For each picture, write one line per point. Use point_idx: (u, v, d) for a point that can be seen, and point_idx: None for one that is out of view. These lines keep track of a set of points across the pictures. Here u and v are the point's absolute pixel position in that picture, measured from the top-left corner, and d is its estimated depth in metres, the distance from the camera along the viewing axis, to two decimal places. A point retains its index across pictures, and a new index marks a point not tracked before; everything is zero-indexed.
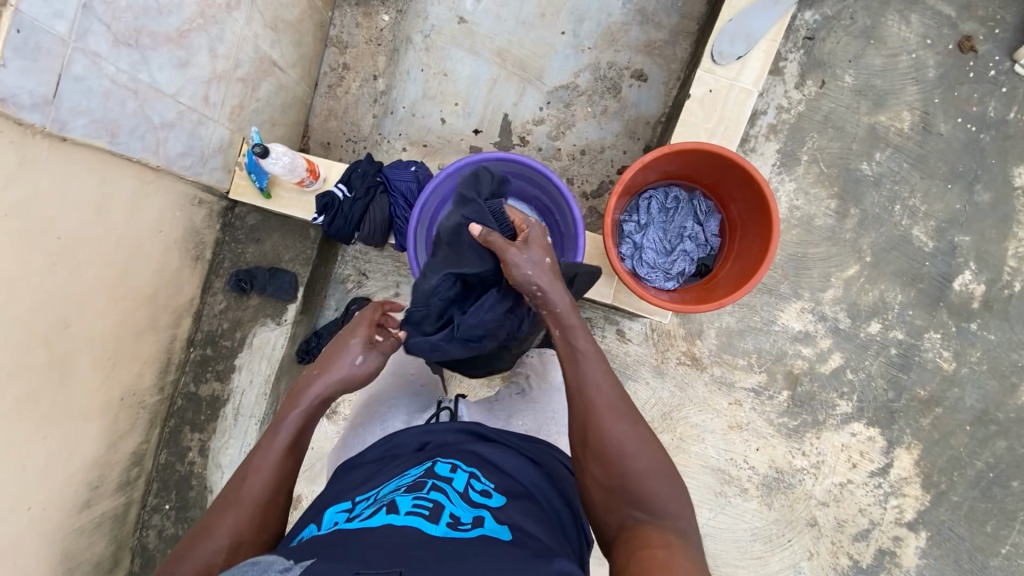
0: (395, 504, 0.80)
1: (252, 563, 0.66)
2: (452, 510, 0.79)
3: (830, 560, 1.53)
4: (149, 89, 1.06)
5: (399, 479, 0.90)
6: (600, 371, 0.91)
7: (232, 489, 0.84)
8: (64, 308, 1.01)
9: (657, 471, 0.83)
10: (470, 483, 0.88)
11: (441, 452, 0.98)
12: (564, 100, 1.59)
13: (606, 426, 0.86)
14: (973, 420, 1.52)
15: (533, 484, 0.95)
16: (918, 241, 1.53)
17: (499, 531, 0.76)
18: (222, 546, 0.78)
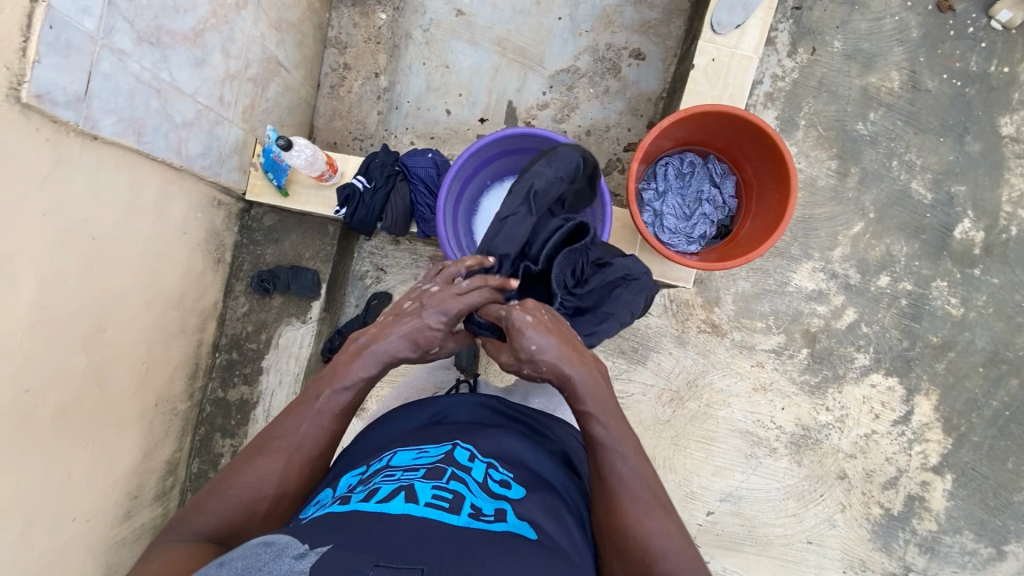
0: (413, 489, 0.74)
1: (263, 544, 0.60)
2: (473, 501, 0.74)
3: (861, 510, 1.57)
4: (170, 88, 1.06)
5: (418, 459, 0.84)
6: (627, 459, 0.86)
7: (285, 439, 0.85)
8: (100, 310, 1.00)
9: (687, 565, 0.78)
10: (489, 473, 0.83)
11: (458, 431, 0.94)
12: (566, 83, 1.63)
13: (640, 515, 0.81)
14: (985, 362, 1.58)
15: (550, 474, 0.90)
16: (917, 195, 1.59)
17: (525, 529, 0.71)
18: (267, 491, 0.81)
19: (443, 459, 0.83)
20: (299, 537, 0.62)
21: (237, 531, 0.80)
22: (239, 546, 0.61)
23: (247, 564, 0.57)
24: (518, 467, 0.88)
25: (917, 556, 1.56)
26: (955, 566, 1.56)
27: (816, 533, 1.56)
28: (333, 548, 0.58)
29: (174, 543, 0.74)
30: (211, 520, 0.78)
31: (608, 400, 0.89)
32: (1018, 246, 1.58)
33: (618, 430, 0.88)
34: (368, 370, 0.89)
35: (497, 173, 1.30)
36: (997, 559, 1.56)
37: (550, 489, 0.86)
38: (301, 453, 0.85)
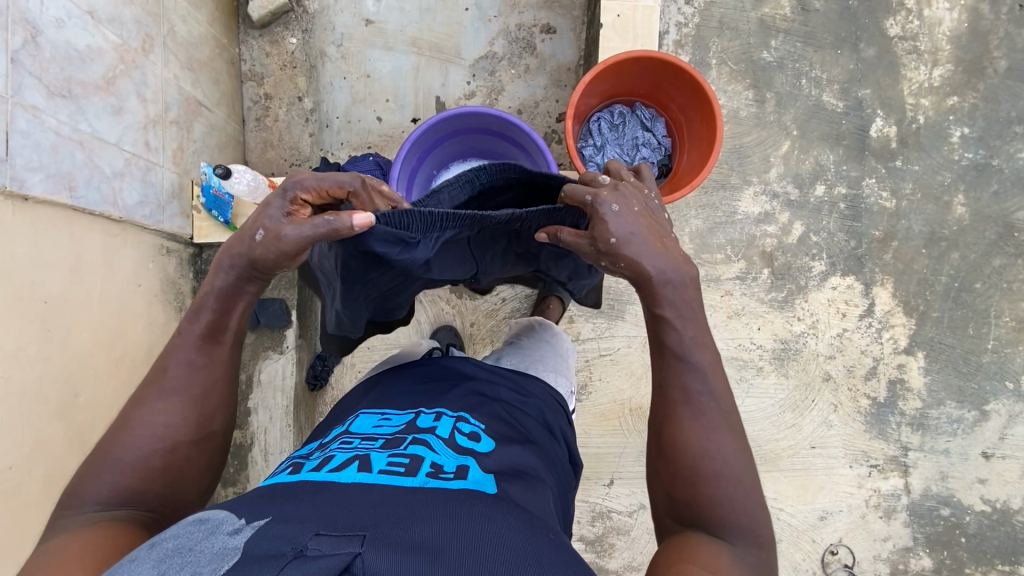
0: (368, 458, 0.74)
1: (197, 521, 0.62)
2: (433, 460, 0.76)
3: (852, 405, 1.66)
4: (93, 139, 1.04)
5: (379, 426, 0.86)
6: (698, 372, 0.82)
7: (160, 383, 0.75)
8: (69, 375, 0.97)
9: (735, 477, 0.77)
10: (457, 427, 0.86)
11: (431, 392, 0.97)
12: (487, 69, 1.67)
13: (687, 429, 0.80)
14: (926, 243, 1.69)
15: (519, 426, 0.95)
16: (830, 105, 1.71)
17: (485, 483, 0.74)
18: (155, 445, 0.73)
19: (407, 427, 0.85)
20: (235, 512, 0.63)
21: (144, 491, 0.72)
22: (174, 522, 0.63)
23: (179, 540, 0.58)
24: (487, 420, 0.91)
25: (911, 435, 1.66)
26: (947, 435, 1.67)
27: (817, 437, 1.65)
28: (271, 521, 0.60)
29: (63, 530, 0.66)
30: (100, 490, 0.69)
31: (691, 308, 0.83)
32: (928, 133, 1.71)
33: (695, 336, 0.83)
34: (223, 276, 0.77)
35: (439, 163, 1.33)
36: (982, 419, 1.67)
37: (522, 443, 0.89)
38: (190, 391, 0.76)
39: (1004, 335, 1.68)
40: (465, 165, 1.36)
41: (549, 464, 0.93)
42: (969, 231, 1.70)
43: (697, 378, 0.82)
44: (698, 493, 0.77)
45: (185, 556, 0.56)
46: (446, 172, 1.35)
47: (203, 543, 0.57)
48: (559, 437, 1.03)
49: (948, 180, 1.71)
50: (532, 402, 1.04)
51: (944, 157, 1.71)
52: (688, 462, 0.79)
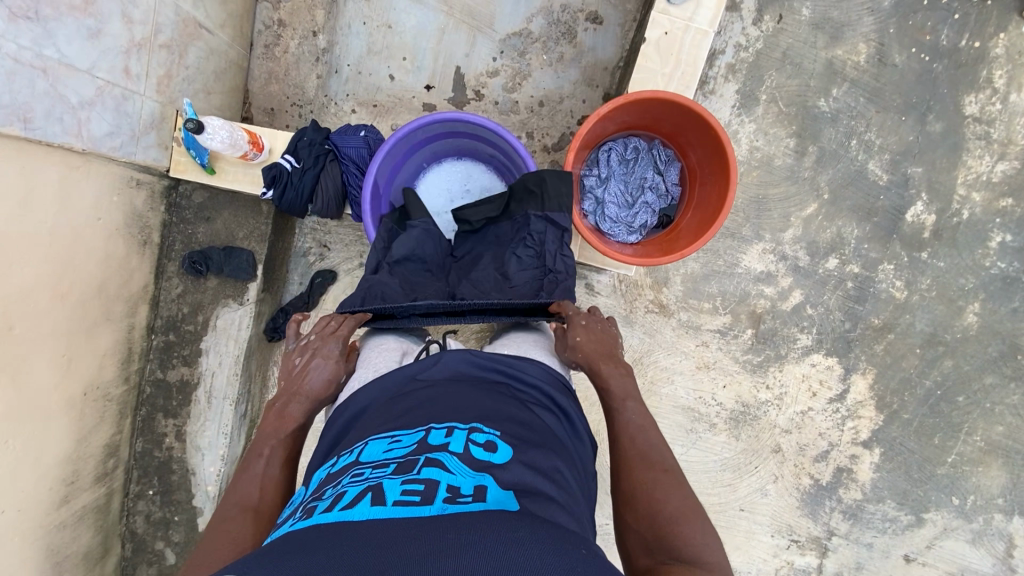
0: (381, 489, 0.66)
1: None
2: (450, 482, 0.67)
3: (792, 481, 1.65)
4: (60, 66, 0.97)
5: (390, 449, 0.75)
6: (646, 434, 0.91)
7: (239, 499, 0.84)
8: (6, 309, 0.97)
9: (688, 516, 0.79)
10: (471, 439, 0.75)
11: (435, 397, 0.86)
12: (517, 48, 1.52)
13: (633, 473, 0.86)
14: (923, 343, 1.61)
15: (535, 425, 0.85)
16: (873, 175, 1.56)
17: (506, 501, 0.65)
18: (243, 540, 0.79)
19: (418, 446, 0.74)
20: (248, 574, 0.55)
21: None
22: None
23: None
24: (505, 423, 0.81)
25: (840, 522, 1.66)
26: (875, 530, 1.66)
27: (748, 501, 1.65)
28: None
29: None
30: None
31: (631, 387, 0.99)
32: (966, 231, 1.58)
33: (640, 416, 0.95)
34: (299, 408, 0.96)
35: (433, 155, 1.30)
36: (915, 524, 1.65)
37: (541, 444, 0.79)
38: (264, 506, 0.85)
39: (968, 452, 1.63)
40: (459, 162, 1.33)
41: (570, 459, 0.84)
42: (972, 342, 1.61)
43: (647, 440, 0.90)
44: (665, 522, 0.79)
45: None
46: (438, 166, 1.32)
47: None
48: (582, 433, 0.94)
49: (970, 285, 1.59)
50: (540, 392, 0.95)
51: (973, 261, 1.59)
52: (647, 501, 0.82)
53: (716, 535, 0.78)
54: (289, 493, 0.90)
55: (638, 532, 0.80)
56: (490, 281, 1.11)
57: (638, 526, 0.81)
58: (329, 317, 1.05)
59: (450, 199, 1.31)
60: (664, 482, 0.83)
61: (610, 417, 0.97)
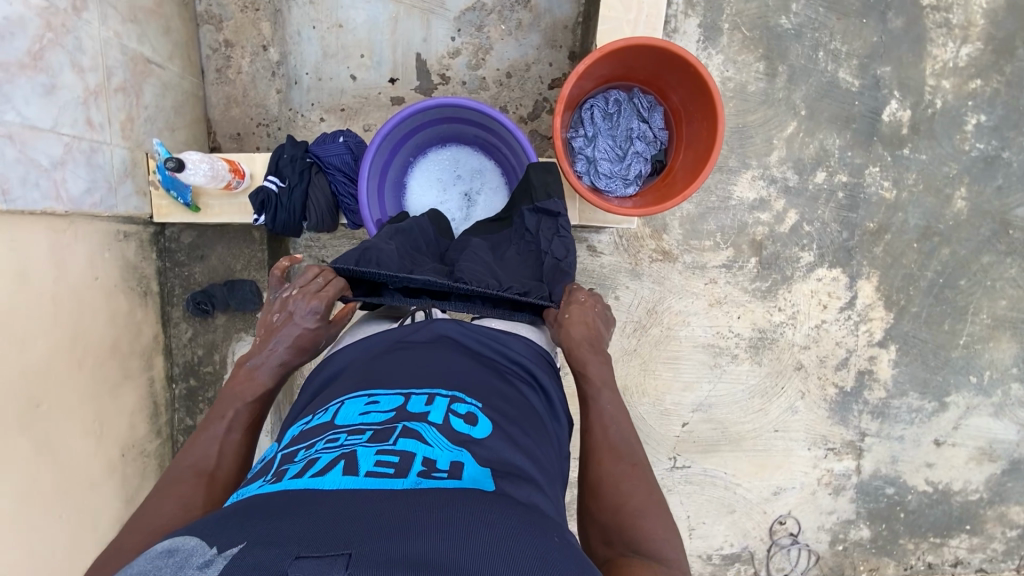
0: (354, 458, 0.64)
1: (167, 553, 0.53)
2: (425, 455, 0.65)
3: (819, 393, 1.70)
4: (24, 129, 0.94)
5: (367, 413, 0.73)
6: (618, 427, 0.90)
7: (194, 462, 0.82)
8: (31, 386, 0.96)
9: (651, 513, 0.80)
10: (451, 409, 0.74)
11: (419, 363, 0.84)
12: (474, 23, 1.49)
13: (603, 465, 0.85)
14: (919, 237, 1.65)
15: (514, 398, 0.84)
16: (845, 84, 1.58)
17: (482, 481, 0.63)
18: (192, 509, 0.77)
19: (398, 413, 0.72)
20: (208, 537, 0.54)
21: None
22: (141, 555, 0.54)
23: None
24: (488, 397, 0.80)
25: (870, 422, 1.72)
26: (904, 423, 1.73)
27: (781, 421, 1.71)
28: (249, 544, 0.51)
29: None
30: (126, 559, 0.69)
31: (609, 376, 0.96)
32: (942, 119, 1.61)
33: (614, 406, 0.93)
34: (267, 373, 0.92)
35: (417, 148, 1.27)
36: (940, 409, 1.72)
37: (518, 420, 0.79)
38: (220, 474, 0.83)
39: (977, 332, 1.70)
40: (444, 150, 1.31)
41: (547, 442, 0.81)
42: (965, 227, 1.65)
43: (619, 434, 0.89)
44: (628, 514, 0.80)
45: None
46: (424, 158, 1.30)
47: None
48: (561, 417, 0.91)
49: (954, 171, 1.63)
50: (523, 368, 0.92)
51: (954, 148, 1.62)
52: (613, 494, 0.82)
53: (675, 532, 0.79)
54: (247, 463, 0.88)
55: (600, 521, 0.81)
56: (487, 267, 1.06)
57: (601, 514, 0.82)
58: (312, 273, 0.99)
59: (443, 189, 1.30)
60: (633, 477, 0.84)
61: (584, 404, 0.94)
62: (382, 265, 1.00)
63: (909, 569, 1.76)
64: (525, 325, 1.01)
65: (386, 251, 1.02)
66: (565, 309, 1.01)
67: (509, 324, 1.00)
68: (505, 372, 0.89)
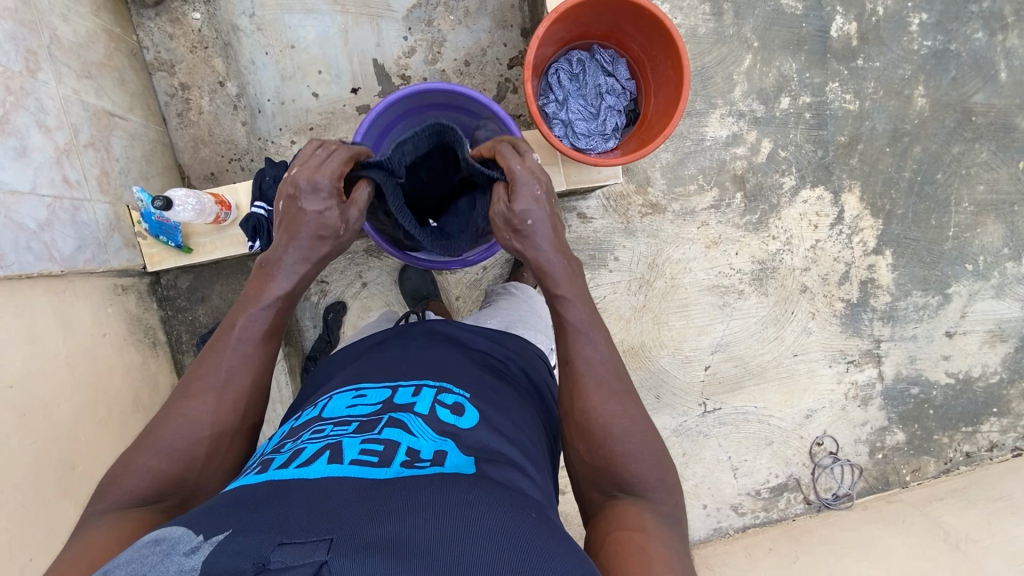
0: (339, 447, 0.61)
1: (153, 543, 0.51)
2: (410, 445, 0.63)
3: (828, 310, 1.73)
4: (5, 194, 0.92)
5: (354, 406, 0.71)
6: (596, 345, 0.83)
7: (204, 375, 0.77)
8: (63, 450, 0.94)
9: (643, 453, 0.76)
10: (438, 400, 0.72)
11: (408, 358, 0.82)
12: (423, 19, 1.51)
13: (591, 403, 0.78)
14: (889, 141, 1.70)
15: (504, 389, 0.82)
16: (789, 9, 1.63)
17: (464, 466, 0.61)
18: (202, 430, 0.75)
19: (384, 405, 0.70)
20: (195, 526, 0.52)
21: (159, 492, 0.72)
22: (130, 545, 0.52)
23: (129, 568, 0.48)
24: (476, 387, 0.77)
25: (882, 328, 1.76)
26: (914, 322, 1.77)
27: (798, 345, 1.73)
28: (233, 532, 0.49)
29: (94, 520, 0.68)
30: (137, 483, 0.71)
31: (583, 288, 0.86)
32: (888, 25, 1.66)
33: (594, 334, 0.83)
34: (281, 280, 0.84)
35: None
36: (944, 302, 1.77)
37: (507, 410, 0.76)
38: (231, 388, 0.78)
39: (963, 221, 1.75)
40: None
41: (536, 431, 0.78)
42: (930, 123, 1.70)
43: (605, 369, 0.81)
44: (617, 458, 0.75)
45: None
46: None
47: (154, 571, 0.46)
48: (551, 410, 0.89)
49: (909, 72, 1.68)
50: (515, 364, 0.91)
51: (903, 49, 1.67)
52: (602, 434, 0.76)
53: (664, 465, 0.77)
54: (265, 377, 0.82)
55: (589, 464, 0.77)
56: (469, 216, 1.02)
57: (589, 456, 0.77)
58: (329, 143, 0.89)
59: None
60: (623, 415, 0.77)
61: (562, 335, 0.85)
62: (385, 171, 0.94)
63: (949, 462, 1.79)
64: (519, 326, 1.05)
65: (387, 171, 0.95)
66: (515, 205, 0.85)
67: (502, 325, 1.04)
68: (498, 367, 0.88)
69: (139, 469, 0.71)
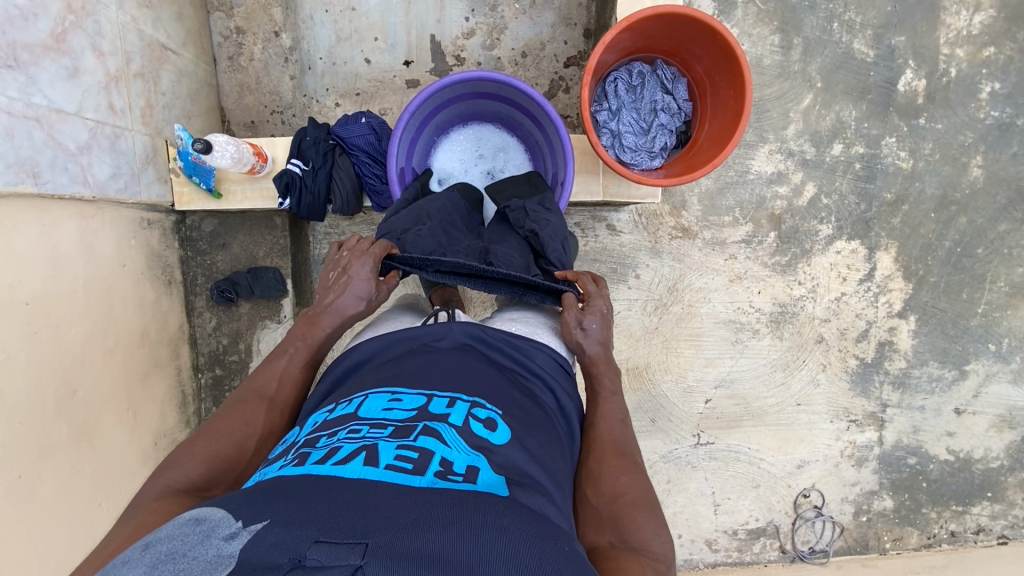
0: (375, 449, 0.62)
1: (193, 522, 0.53)
2: (444, 455, 0.64)
3: (840, 366, 1.70)
4: (51, 112, 0.92)
5: (389, 409, 0.72)
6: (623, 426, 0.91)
7: (257, 386, 0.87)
8: (67, 374, 0.95)
9: (644, 509, 0.77)
10: (471, 414, 0.72)
11: (437, 368, 0.82)
12: (488, 3, 1.48)
13: (605, 460, 0.84)
14: (936, 207, 1.65)
15: (532, 409, 0.81)
16: (860, 54, 1.58)
17: (497, 487, 0.61)
18: (254, 430, 0.82)
19: (418, 412, 0.71)
20: (234, 510, 0.54)
21: (205, 476, 0.76)
22: (170, 521, 0.55)
23: (171, 544, 0.50)
24: (507, 405, 0.77)
25: (891, 393, 1.73)
26: (925, 393, 1.73)
27: (803, 395, 1.71)
28: (273, 522, 0.50)
29: (149, 502, 0.70)
30: (191, 470, 0.75)
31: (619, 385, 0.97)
32: (958, 87, 1.61)
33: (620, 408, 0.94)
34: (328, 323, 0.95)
35: (439, 128, 1.27)
36: (959, 378, 1.73)
37: (534, 431, 0.76)
38: (279, 400, 0.87)
39: (995, 300, 1.70)
40: (465, 130, 1.31)
41: (562, 457, 0.78)
42: (981, 195, 1.66)
43: (623, 433, 0.89)
44: (622, 505, 0.77)
45: (180, 564, 0.48)
46: (445, 138, 1.30)
47: (194, 551, 0.49)
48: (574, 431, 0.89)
49: (970, 139, 1.63)
50: (544, 380, 0.90)
51: (969, 116, 1.62)
52: (611, 484, 0.81)
53: (664, 529, 0.76)
54: (306, 393, 0.92)
55: (594, 507, 0.79)
56: (516, 257, 1.06)
57: (595, 502, 0.79)
58: (361, 238, 1.01)
59: (465, 168, 1.30)
60: (632, 472, 0.82)
61: (592, 400, 0.96)
62: (420, 238, 1.04)
63: (933, 537, 1.76)
64: (547, 333, 0.99)
65: (419, 240, 1.04)
66: (585, 315, 0.98)
67: (528, 330, 0.97)
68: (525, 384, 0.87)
69: (194, 457, 0.76)
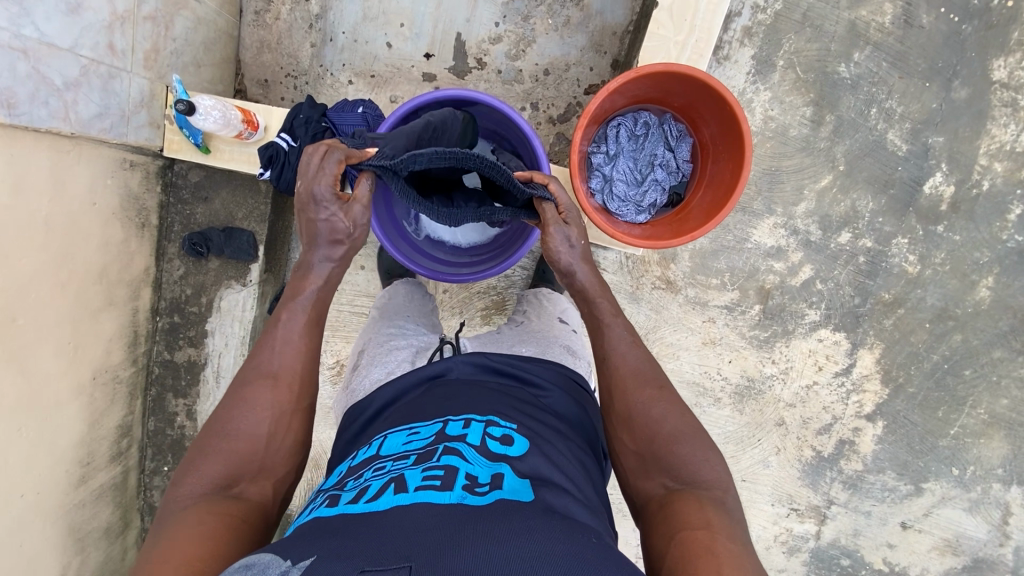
0: (402, 479, 0.64)
1: (244, 567, 0.53)
2: (467, 470, 0.66)
3: (795, 453, 1.67)
4: (40, 45, 0.94)
5: (409, 442, 0.74)
6: (634, 351, 0.92)
7: (258, 364, 0.85)
8: (8, 303, 0.97)
9: (687, 437, 0.81)
10: (488, 431, 0.74)
11: (449, 395, 0.84)
12: (521, 12, 1.45)
13: (631, 395, 0.86)
14: (933, 318, 1.59)
15: (552, 425, 0.83)
16: (892, 146, 1.51)
17: (521, 491, 0.64)
18: (262, 414, 0.82)
19: (436, 438, 0.73)
20: (282, 553, 0.55)
21: (228, 474, 0.77)
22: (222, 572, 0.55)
23: None
24: (522, 419, 0.79)
25: (840, 492, 1.69)
26: (874, 499, 1.69)
27: (750, 472, 1.68)
28: (321, 558, 0.52)
29: (178, 511, 0.72)
30: (214, 469, 0.77)
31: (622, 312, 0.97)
32: (986, 202, 1.53)
33: (627, 333, 0.94)
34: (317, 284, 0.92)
35: None
36: (914, 494, 1.68)
37: (552, 440, 0.78)
38: (286, 373, 0.86)
39: (970, 425, 1.64)
40: None
41: (590, 468, 0.80)
42: (983, 317, 1.59)
43: (637, 359, 0.90)
44: (662, 443, 0.81)
45: None
46: None
47: None
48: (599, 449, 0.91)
49: (985, 258, 1.56)
50: (559, 390, 0.93)
51: (991, 234, 1.55)
52: (642, 423, 0.83)
53: (714, 451, 0.81)
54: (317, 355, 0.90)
55: (635, 454, 0.82)
56: None
57: (634, 447, 0.83)
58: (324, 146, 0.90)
59: None
60: (660, 400, 0.85)
61: (597, 334, 0.96)
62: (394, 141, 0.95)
63: None
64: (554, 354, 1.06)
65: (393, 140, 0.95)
66: (569, 227, 0.99)
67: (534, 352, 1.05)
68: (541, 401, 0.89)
69: (211, 458, 0.78)
